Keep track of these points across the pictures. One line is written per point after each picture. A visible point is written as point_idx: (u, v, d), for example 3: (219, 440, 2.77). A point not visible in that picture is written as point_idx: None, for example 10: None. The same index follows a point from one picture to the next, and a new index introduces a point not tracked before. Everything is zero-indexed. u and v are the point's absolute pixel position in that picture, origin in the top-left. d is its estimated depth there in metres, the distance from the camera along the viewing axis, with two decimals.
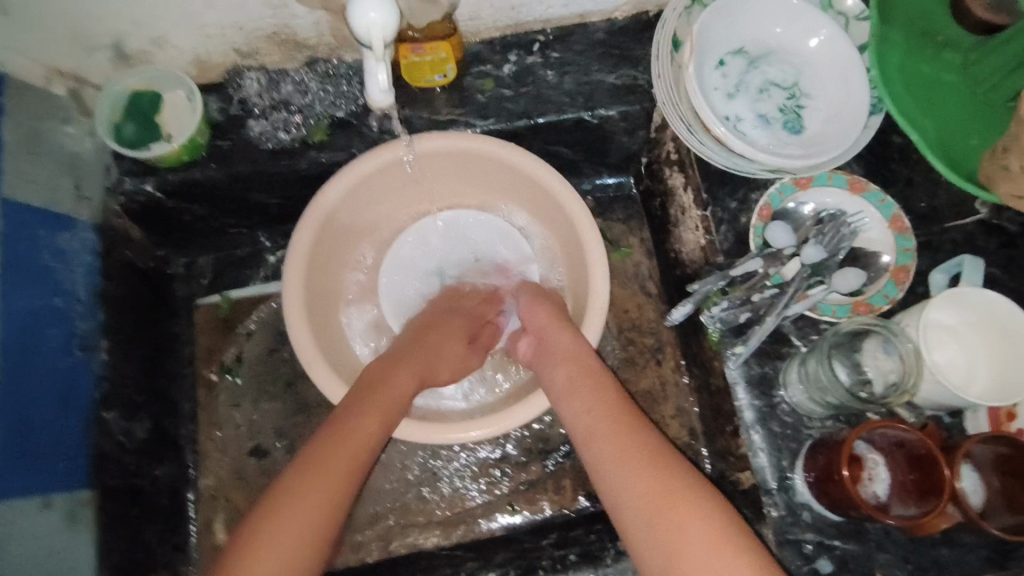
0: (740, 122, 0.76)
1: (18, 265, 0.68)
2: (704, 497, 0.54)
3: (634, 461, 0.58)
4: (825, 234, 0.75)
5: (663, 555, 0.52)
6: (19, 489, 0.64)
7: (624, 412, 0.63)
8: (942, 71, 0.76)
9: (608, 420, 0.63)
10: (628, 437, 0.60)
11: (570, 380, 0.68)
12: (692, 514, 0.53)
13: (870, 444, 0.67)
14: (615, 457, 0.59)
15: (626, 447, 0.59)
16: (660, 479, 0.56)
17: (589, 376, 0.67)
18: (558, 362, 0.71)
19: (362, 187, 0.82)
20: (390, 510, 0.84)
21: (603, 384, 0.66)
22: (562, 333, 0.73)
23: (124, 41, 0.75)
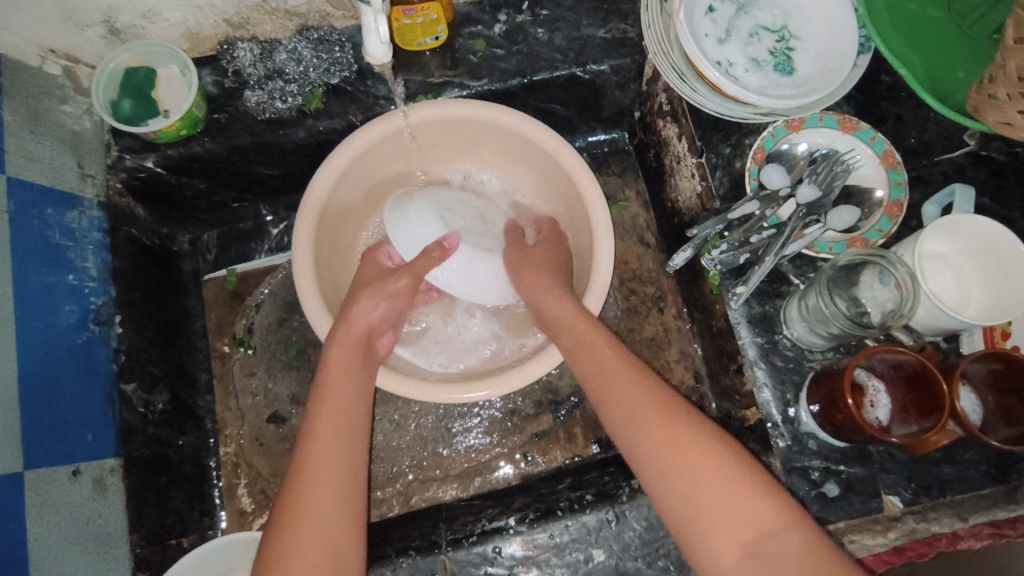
0: (732, 67, 0.77)
1: (31, 244, 0.69)
2: (712, 443, 0.57)
3: (642, 419, 0.61)
4: (819, 173, 0.77)
5: (684, 502, 0.56)
6: (49, 458, 0.66)
7: (628, 368, 0.66)
8: (926, 8, 0.78)
9: (614, 379, 0.65)
10: (636, 394, 0.63)
11: (571, 340, 0.71)
12: (703, 462, 0.56)
13: (870, 372, 0.70)
14: (625, 416, 0.62)
15: (633, 405, 0.62)
16: (671, 432, 0.59)
17: (587, 335, 0.70)
18: (556, 323, 0.73)
19: (361, 159, 0.82)
20: (409, 466, 0.86)
21: (608, 343, 0.69)
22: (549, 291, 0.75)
23: (115, 16, 0.75)
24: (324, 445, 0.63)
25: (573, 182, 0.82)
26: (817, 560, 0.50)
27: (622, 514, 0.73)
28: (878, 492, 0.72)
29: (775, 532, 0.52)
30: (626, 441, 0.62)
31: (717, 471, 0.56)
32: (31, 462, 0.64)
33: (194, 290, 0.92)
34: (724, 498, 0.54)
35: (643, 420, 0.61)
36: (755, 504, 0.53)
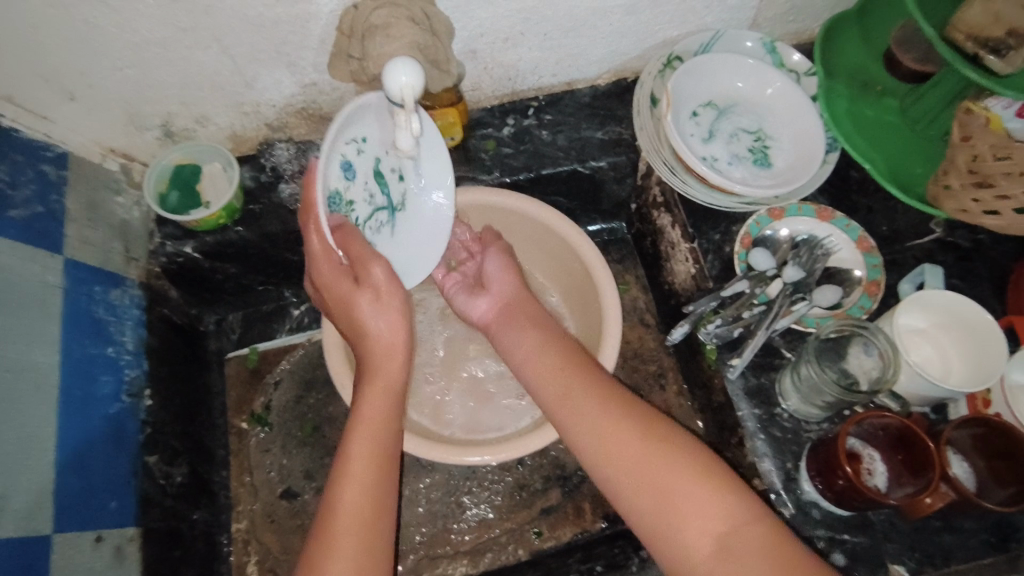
0: (716, 161, 0.87)
1: (78, 319, 0.75)
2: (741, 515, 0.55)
3: (656, 488, 0.58)
4: (801, 256, 0.85)
5: (649, 487, 0.58)
6: (75, 523, 0.68)
7: (631, 427, 0.62)
8: (883, 114, 0.89)
9: (623, 443, 0.61)
10: (649, 461, 0.59)
11: (549, 394, 0.68)
12: (670, 469, 0.58)
13: (865, 440, 0.74)
14: (636, 484, 0.59)
15: (575, 389, 0.66)
16: (688, 506, 0.56)
17: (580, 389, 0.66)
18: (519, 361, 0.72)
19: (312, 161, 0.61)
20: (419, 543, 0.86)
21: (617, 403, 0.64)
22: (512, 325, 0.75)
23: (172, 121, 0.85)
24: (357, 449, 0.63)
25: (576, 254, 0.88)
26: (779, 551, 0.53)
27: None
28: (883, 562, 0.73)
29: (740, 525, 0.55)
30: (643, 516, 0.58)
31: (754, 543, 0.54)
32: (59, 526, 0.66)
33: (217, 368, 0.97)
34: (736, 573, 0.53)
35: (585, 404, 0.65)
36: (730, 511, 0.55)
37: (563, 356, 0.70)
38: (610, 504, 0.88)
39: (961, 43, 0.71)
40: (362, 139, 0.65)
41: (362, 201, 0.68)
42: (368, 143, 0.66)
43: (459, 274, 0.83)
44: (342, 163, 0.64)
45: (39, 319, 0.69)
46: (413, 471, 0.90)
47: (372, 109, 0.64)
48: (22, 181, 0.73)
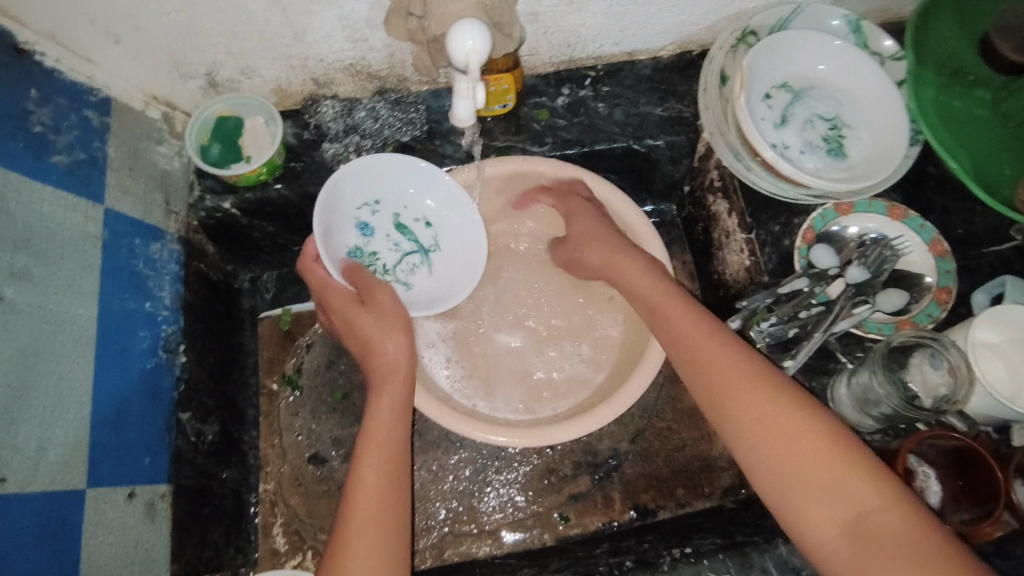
0: (787, 149, 0.81)
1: (117, 272, 0.73)
2: (894, 502, 0.52)
3: (789, 459, 0.55)
4: (868, 256, 0.79)
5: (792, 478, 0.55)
6: (110, 478, 0.67)
7: (788, 403, 0.58)
8: (974, 107, 0.82)
9: (766, 409, 0.58)
10: (801, 432, 0.56)
11: (678, 350, 0.66)
12: (824, 461, 0.54)
13: (920, 457, 0.68)
14: (766, 453, 0.56)
15: (719, 371, 0.62)
16: (841, 486, 0.53)
17: (737, 372, 0.61)
18: (665, 333, 0.68)
19: (334, 231, 0.76)
20: (443, 519, 0.86)
21: (778, 382, 0.59)
22: (630, 258, 0.75)
23: (216, 71, 0.82)
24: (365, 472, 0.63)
25: (632, 237, 0.84)
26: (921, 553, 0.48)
27: None
28: None
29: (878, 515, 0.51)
30: (769, 484, 0.56)
31: (894, 531, 0.50)
32: (94, 481, 0.65)
33: (250, 326, 0.96)
34: (862, 555, 0.50)
35: (733, 384, 0.60)
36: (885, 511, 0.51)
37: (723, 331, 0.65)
38: (640, 496, 0.86)
39: None
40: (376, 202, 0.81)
41: (388, 250, 0.81)
42: (379, 204, 0.81)
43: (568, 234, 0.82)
44: (360, 225, 0.80)
45: (79, 271, 0.68)
46: (442, 446, 0.89)
47: (364, 176, 0.78)
48: (65, 126, 0.70)
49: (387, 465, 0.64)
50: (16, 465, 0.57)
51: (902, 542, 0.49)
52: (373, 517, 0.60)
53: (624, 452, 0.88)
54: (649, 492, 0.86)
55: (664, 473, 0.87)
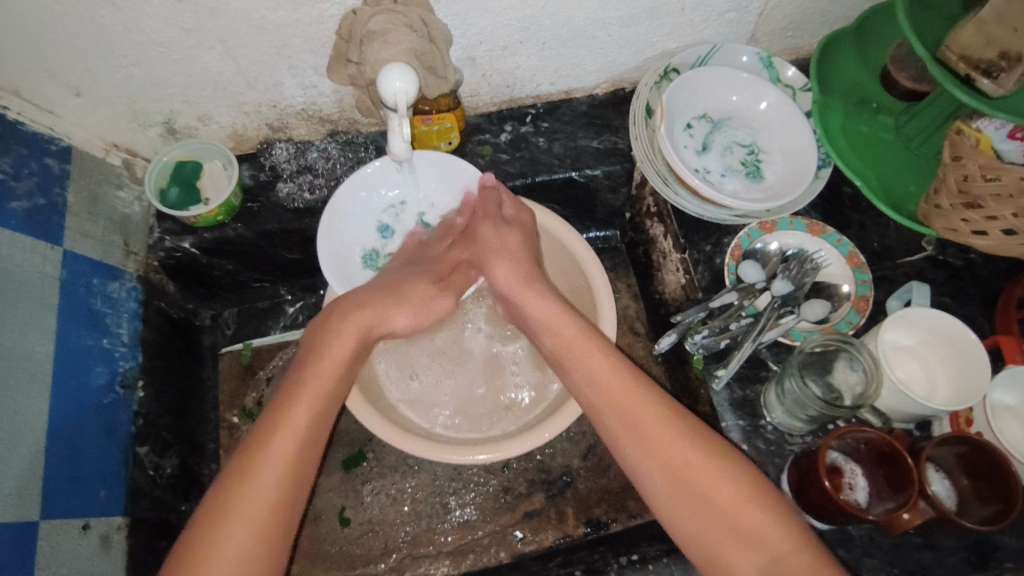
0: (708, 174, 0.88)
1: (74, 310, 0.76)
2: (799, 548, 0.56)
3: (707, 513, 0.60)
4: (791, 269, 0.85)
5: (702, 521, 0.60)
6: (64, 510, 0.69)
7: (703, 456, 0.62)
8: (878, 130, 0.90)
9: (680, 461, 0.62)
10: (719, 486, 0.60)
11: (595, 400, 0.69)
12: (734, 503, 0.59)
13: (846, 456, 0.74)
14: (684, 507, 0.61)
15: (634, 413, 0.66)
16: (754, 534, 0.58)
17: (656, 423, 0.64)
18: (584, 382, 0.71)
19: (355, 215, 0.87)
20: (401, 542, 0.87)
21: (693, 434, 0.64)
22: (534, 290, 0.78)
23: (174, 119, 0.87)
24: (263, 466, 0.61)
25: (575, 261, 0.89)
26: None
27: None
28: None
29: (783, 555, 0.56)
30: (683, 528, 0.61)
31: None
32: (46, 513, 0.67)
33: (211, 361, 0.99)
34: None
35: (647, 431, 0.65)
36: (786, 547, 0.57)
37: (639, 380, 0.69)
38: (593, 510, 0.88)
39: (954, 63, 0.72)
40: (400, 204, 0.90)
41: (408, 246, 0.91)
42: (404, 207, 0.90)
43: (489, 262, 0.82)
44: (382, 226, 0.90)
45: (35, 310, 0.71)
46: (400, 470, 0.91)
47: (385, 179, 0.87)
48: (24, 173, 0.74)
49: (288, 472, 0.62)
50: None
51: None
52: (252, 513, 0.59)
53: (576, 468, 0.91)
54: (601, 506, 0.88)
55: (614, 487, 0.90)
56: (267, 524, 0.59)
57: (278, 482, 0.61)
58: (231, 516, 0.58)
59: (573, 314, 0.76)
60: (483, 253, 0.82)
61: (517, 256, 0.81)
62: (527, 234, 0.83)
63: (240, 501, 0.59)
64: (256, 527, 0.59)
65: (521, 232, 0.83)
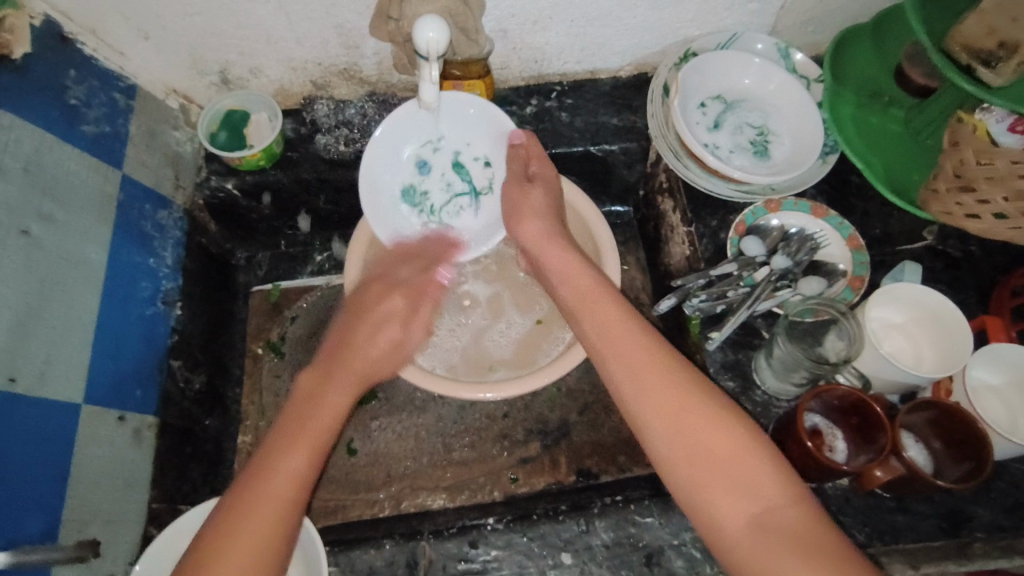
0: (717, 150, 0.93)
1: (127, 229, 0.84)
2: (791, 500, 0.57)
3: (702, 461, 0.60)
4: (791, 247, 0.89)
5: (693, 472, 0.60)
6: (105, 400, 0.77)
7: (702, 405, 0.62)
8: (887, 122, 0.93)
9: (677, 409, 0.62)
10: (716, 435, 0.60)
11: (597, 348, 0.70)
12: (729, 453, 0.59)
13: (828, 420, 0.78)
14: (680, 454, 0.61)
15: (635, 361, 0.66)
16: (750, 485, 0.58)
17: (655, 370, 0.64)
18: (591, 328, 0.71)
19: (394, 152, 0.90)
20: (403, 473, 0.93)
21: (690, 382, 0.64)
22: (553, 245, 0.80)
23: (229, 69, 0.95)
24: (280, 464, 0.61)
25: (585, 225, 0.94)
26: (810, 539, 0.54)
27: (592, 526, 0.78)
28: None
29: (777, 506, 0.57)
30: (678, 477, 0.61)
31: (791, 527, 0.56)
32: (89, 399, 0.74)
33: (242, 298, 1.07)
34: (762, 548, 0.55)
35: (647, 376, 0.64)
36: (781, 499, 0.57)
37: (637, 326, 0.69)
38: (585, 460, 0.93)
39: (956, 54, 0.75)
40: (437, 141, 0.92)
41: (440, 189, 0.93)
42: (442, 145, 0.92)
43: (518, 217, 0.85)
44: (420, 161, 0.92)
45: (94, 223, 0.79)
46: (407, 410, 0.97)
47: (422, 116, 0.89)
48: (96, 102, 0.83)
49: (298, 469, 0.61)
50: (26, 367, 0.67)
51: (799, 539, 0.55)
52: (267, 506, 0.59)
53: (573, 422, 0.96)
54: (593, 457, 0.94)
55: (608, 441, 0.95)
56: (285, 520, 0.59)
57: (292, 495, 0.60)
58: (252, 513, 0.58)
59: (586, 265, 0.77)
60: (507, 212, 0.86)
61: (541, 213, 0.84)
62: (551, 191, 0.86)
63: (258, 501, 0.59)
64: (270, 521, 0.58)
65: (545, 188, 0.86)
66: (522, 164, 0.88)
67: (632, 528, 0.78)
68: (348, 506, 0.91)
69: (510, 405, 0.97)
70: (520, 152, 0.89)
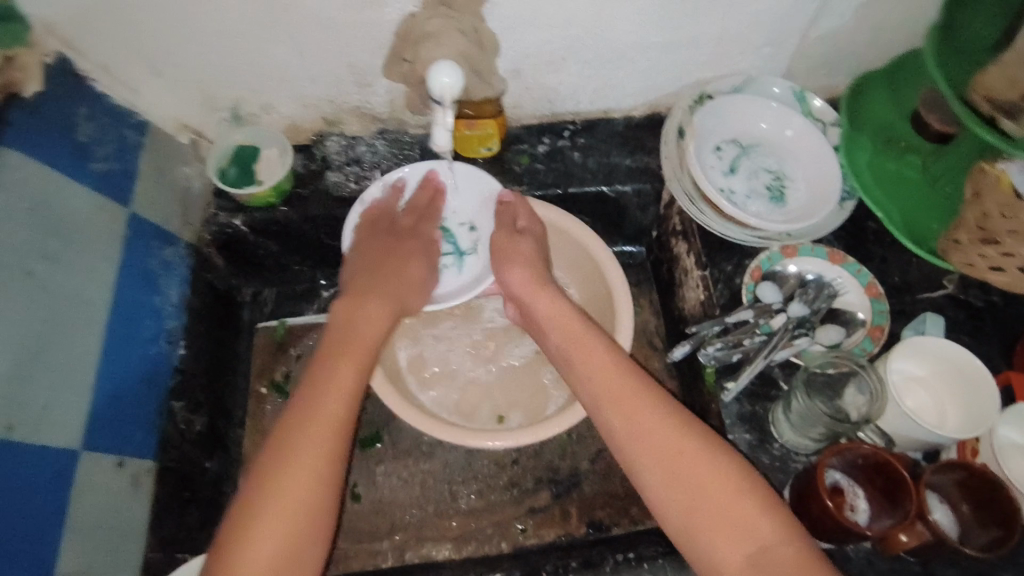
0: (733, 194, 0.92)
1: (133, 267, 0.83)
2: (786, 538, 0.56)
3: (698, 499, 0.59)
4: (808, 293, 0.87)
5: (687, 511, 0.59)
6: (103, 445, 0.74)
7: (697, 444, 0.62)
8: (905, 168, 0.92)
9: (671, 448, 0.62)
10: (710, 471, 0.60)
11: (592, 393, 0.70)
12: (723, 491, 0.59)
13: (849, 478, 0.75)
14: (676, 494, 0.60)
15: (628, 403, 0.67)
16: (743, 524, 0.57)
17: (648, 412, 0.65)
18: (580, 373, 0.72)
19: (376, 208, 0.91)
20: (408, 523, 0.90)
21: (684, 424, 0.64)
22: (544, 293, 0.81)
23: (240, 105, 0.95)
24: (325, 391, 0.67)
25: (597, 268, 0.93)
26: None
27: None
28: None
29: (771, 545, 0.56)
30: (673, 517, 0.60)
31: (788, 565, 0.54)
32: (87, 445, 0.72)
33: (247, 334, 1.06)
34: None
35: (640, 417, 0.65)
36: (772, 537, 0.56)
37: (634, 371, 0.70)
38: (596, 512, 0.90)
39: (979, 104, 0.73)
40: None
41: None
42: None
43: (518, 263, 0.84)
44: None
45: (99, 261, 0.78)
46: (413, 455, 0.95)
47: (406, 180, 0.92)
48: (106, 140, 0.82)
49: (344, 391, 0.68)
50: (22, 415, 0.65)
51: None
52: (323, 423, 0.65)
53: (584, 471, 0.93)
54: (605, 509, 0.91)
55: (620, 492, 0.92)
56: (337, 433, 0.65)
57: (341, 412, 0.66)
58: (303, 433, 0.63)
59: (580, 313, 0.79)
60: (495, 255, 0.86)
61: (530, 261, 0.85)
62: (538, 242, 0.87)
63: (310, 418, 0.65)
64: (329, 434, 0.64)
65: (533, 240, 0.87)
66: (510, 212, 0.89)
67: None
68: (351, 556, 0.88)
69: (519, 452, 0.94)
70: (508, 207, 0.89)
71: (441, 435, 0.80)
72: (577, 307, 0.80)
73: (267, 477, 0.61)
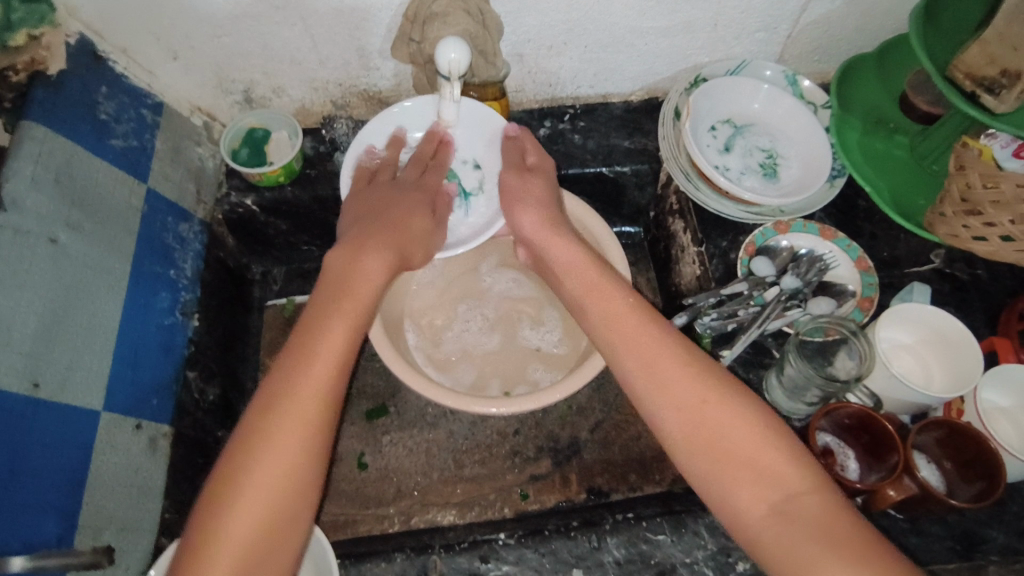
0: (728, 172, 0.96)
1: (150, 240, 0.86)
2: (814, 487, 0.57)
3: (723, 451, 0.60)
4: (801, 267, 0.90)
5: (713, 461, 0.60)
6: (122, 408, 0.77)
7: (720, 396, 0.63)
8: (893, 148, 0.95)
9: (696, 402, 0.63)
10: (734, 423, 0.61)
11: (612, 344, 0.71)
12: (748, 442, 0.60)
13: (839, 440, 0.79)
14: (703, 448, 0.61)
15: (651, 356, 0.67)
16: (769, 475, 0.58)
17: (672, 363, 0.65)
18: (599, 321, 0.73)
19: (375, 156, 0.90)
20: (414, 489, 0.93)
21: (709, 376, 0.64)
22: (556, 235, 0.82)
23: (252, 88, 0.98)
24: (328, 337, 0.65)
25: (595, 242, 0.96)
26: (832, 523, 0.55)
27: (604, 543, 0.78)
28: None
29: (798, 494, 0.57)
30: (699, 467, 0.61)
31: (813, 514, 0.56)
32: (108, 406, 0.75)
33: (257, 311, 1.10)
34: (787, 537, 0.56)
35: (664, 369, 0.65)
36: (799, 485, 0.58)
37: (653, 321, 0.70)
38: (596, 479, 0.94)
39: (960, 80, 0.76)
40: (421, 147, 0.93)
41: None
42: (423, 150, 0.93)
43: (529, 208, 0.85)
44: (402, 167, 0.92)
45: (119, 233, 0.81)
46: (418, 425, 0.98)
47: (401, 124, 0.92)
48: (125, 118, 0.85)
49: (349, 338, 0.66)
50: (49, 374, 0.68)
51: (824, 527, 0.55)
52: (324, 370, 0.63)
53: (583, 440, 0.97)
54: (603, 476, 0.94)
55: (618, 459, 0.95)
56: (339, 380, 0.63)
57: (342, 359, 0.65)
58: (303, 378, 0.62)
59: (594, 260, 0.78)
60: (507, 197, 0.86)
61: (542, 204, 0.85)
62: (549, 181, 0.88)
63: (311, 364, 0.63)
64: (328, 381, 0.63)
65: (544, 179, 0.88)
66: (518, 149, 0.90)
67: (644, 545, 0.78)
68: (358, 520, 0.91)
69: (520, 423, 0.97)
70: (518, 143, 0.91)
71: (446, 400, 0.83)
72: (591, 254, 0.79)
73: (263, 418, 0.60)
